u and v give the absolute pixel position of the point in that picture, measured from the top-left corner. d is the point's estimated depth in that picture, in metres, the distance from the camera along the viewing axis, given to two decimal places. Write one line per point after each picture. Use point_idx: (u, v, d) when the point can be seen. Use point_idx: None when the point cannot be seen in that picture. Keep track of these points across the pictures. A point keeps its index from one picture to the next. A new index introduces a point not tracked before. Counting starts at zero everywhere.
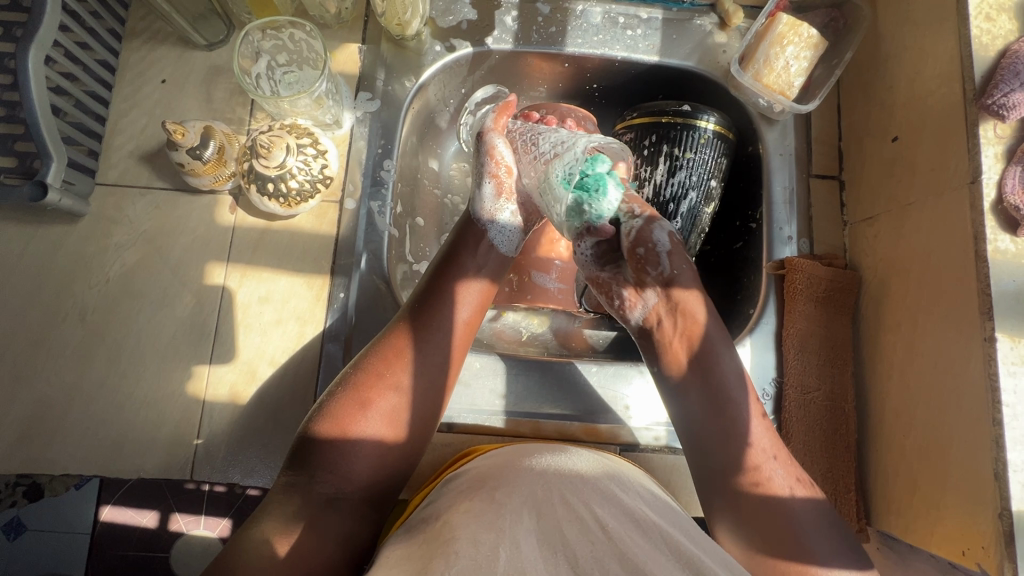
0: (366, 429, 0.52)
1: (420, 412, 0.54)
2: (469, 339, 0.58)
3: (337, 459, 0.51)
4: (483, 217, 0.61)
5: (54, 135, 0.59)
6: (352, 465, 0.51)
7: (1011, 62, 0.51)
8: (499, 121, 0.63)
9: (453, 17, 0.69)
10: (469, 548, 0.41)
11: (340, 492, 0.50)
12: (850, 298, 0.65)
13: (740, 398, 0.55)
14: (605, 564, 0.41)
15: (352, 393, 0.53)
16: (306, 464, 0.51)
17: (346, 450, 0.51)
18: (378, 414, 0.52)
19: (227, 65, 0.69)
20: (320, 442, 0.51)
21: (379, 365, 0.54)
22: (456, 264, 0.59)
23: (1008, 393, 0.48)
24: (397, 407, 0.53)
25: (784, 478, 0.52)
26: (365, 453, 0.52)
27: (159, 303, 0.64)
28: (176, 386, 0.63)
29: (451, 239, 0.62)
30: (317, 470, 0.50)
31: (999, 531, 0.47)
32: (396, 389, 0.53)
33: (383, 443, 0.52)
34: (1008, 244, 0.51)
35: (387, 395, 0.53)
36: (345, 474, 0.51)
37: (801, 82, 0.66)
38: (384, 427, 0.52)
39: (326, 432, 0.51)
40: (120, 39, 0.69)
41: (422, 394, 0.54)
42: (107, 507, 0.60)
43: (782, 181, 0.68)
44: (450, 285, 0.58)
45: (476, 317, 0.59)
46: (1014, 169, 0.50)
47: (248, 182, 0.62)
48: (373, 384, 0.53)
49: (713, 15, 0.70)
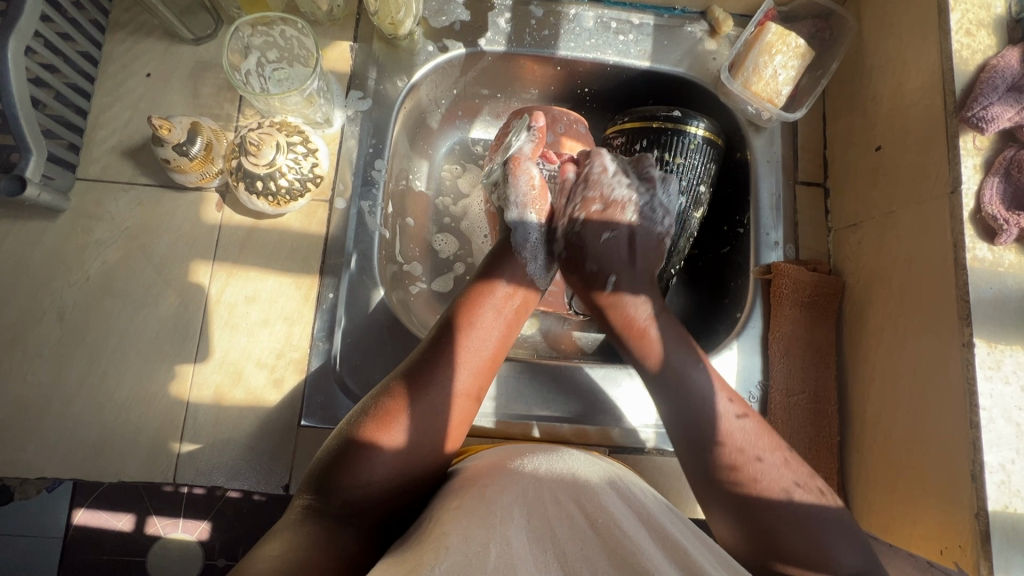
0: (392, 443, 0.48)
1: (444, 432, 0.51)
2: (500, 354, 0.56)
3: (357, 472, 0.46)
4: (523, 248, 0.59)
5: (34, 128, 0.57)
6: (373, 479, 0.47)
7: (990, 76, 0.53)
8: (536, 151, 0.61)
9: (446, 17, 0.69)
10: (459, 545, 0.41)
11: (357, 506, 0.46)
12: (834, 303, 0.66)
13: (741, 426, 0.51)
14: (593, 562, 0.41)
15: (374, 414, 0.49)
16: (326, 473, 0.47)
17: (365, 474, 0.47)
18: (406, 428, 0.49)
19: (214, 61, 0.68)
20: (341, 461, 0.47)
21: (408, 375, 0.51)
22: (492, 277, 0.58)
23: (984, 397, 0.50)
24: (420, 428, 0.49)
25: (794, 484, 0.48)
26: (388, 468, 0.47)
27: (142, 302, 0.63)
28: (158, 387, 0.61)
29: (490, 256, 0.60)
30: (335, 480, 0.46)
31: (975, 530, 0.49)
32: (428, 405, 0.50)
33: (406, 459, 0.48)
34: (985, 252, 0.52)
35: (416, 409, 0.50)
36: (366, 488, 0.46)
37: (788, 90, 0.67)
38: (411, 443, 0.49)
39: (351, 447, 0.47)
40: (103, 31, 0.68)
41: (447, 412, 0.51)
42: (81, 510, 0.59)
43: (769, 187, 0.69)
44: (480, 298, 0.56)
45: (506, 334, 0.57)
46: (992, 180, 0.52)
47: (236, 180, 0.61)
48: (399, 404, 0.49)
49: (703, 22, 0.71)
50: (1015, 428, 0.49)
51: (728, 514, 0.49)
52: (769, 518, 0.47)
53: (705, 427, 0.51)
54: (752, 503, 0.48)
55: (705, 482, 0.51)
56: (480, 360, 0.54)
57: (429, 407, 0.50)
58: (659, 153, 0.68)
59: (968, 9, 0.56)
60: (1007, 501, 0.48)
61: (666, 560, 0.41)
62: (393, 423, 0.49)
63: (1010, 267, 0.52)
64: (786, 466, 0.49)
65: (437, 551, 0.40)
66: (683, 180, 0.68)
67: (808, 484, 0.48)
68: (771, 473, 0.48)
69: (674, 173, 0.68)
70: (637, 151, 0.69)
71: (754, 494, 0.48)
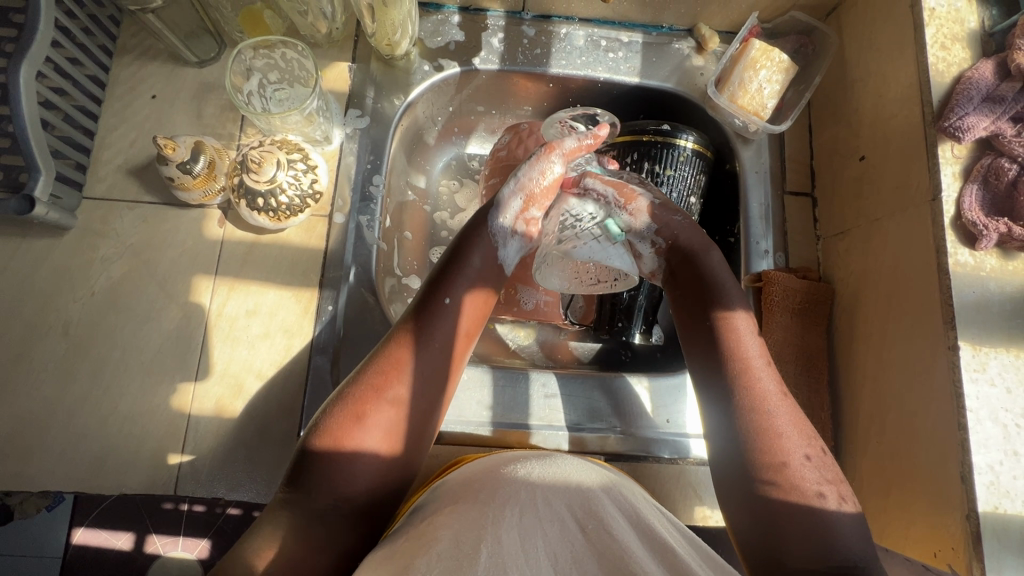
0: (378, 440, 0.49)
1: (419, 426, 0.51)
2: (469, 346, 0.56)
3: (344, 473, 0.47)
4: (496, 232, 0.59)
5: (43, 149, 0.59)
6: (357, 476, 0.47)
7: (965, 87, 0.54)
8: (574, 149, 0.62)
9: (441, 38, 0.72)
10: (450, 550, 0.42)
11: (343, 500, 0.47)
12: (824, 309, 0.67)
13: (779, 406, 0.50)
14: (582, 565, 0.42)
15: (348, 407, 0.49)
16: (307, 473, 0.47)
17: (347, 468, 0.47)
18: (380, 423, 0.49)
19: (218, 83, 0.70)
20: (321, 460, 0.47)
21: (385, 370, 0.50)
22: (458, 264, 0.56)
23: (971, 399, 0.51)
24: (396, 422, 0.49)
25: (820, 483, 0.47)
26: (375, 468, 0.48)
27: (146, 316, 0.64)
28: (161, 399, 0.62)
29: (455, 241, 0.59)
30: (318, 480, 0.47)
31: (966, 533, 0.49)
32: (404, 398, 0.50)
33: (388, 453, 0.49)
34: (967, 257, 0.54)
35: (393, 403, 0.50)
36: (349, 485, 0.47)
37: (773, 104, 0.69)
38: (392, 440, 0.49)
39: (329, 445, 0.47)
40: (110, 55, 0.70)
41: (418, 406, 0.51)
42: (80, 529, 0.59)
43: (758, 199, 0.71)
44: (455, 281, 0.56)
45: (478, 319, 0.57)
46: (971, 188, 0.54)
47: (237, 197, 0.62)
48: (372, 398, 0.49)
49: (690, 39, 0.74)
50: (1001, 429, 0.50)
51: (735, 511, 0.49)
52: (779, 513, 0.46)
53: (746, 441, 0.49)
54: (757, 490, 0.48)
55: (723, 468, 0.50)
56: (456, 354, 0.55)
57: (405, 403, 0.50)
58: (650, 166, 0.70)
59: (943, 24, 0.58)
60: (998, 502, 0.49)
61: (655, 562, 0.42)
62: (368, 419, 0.49)
63: (992, 271, 0.53)
64: (814, 466, 0.48)
65: (428, 556, 0.41)
66: (674, 191, 0.70)
67: (833, 488, 0.47)
68: (787, 464, 0.48)
69: (665, 184, 0.70)
70: (629, 163, 0.71)
71: (770, 495, 0.47)
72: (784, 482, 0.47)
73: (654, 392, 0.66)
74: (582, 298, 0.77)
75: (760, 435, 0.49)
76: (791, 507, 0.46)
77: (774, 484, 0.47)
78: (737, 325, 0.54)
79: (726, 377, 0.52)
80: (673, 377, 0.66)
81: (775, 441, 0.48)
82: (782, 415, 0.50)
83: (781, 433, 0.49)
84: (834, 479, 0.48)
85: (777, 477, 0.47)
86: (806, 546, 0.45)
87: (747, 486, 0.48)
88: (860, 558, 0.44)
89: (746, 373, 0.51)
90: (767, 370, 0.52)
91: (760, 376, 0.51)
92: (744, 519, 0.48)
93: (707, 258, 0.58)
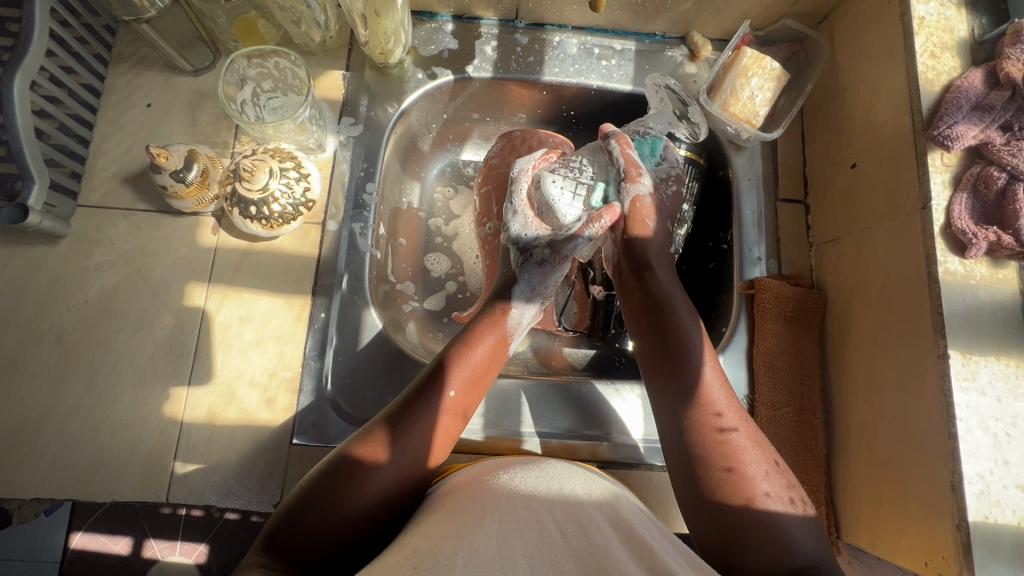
0: (383, 476, 0.47)
1: (436, 453, 0.51)
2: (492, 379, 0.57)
3: (349, 497, 0.46)
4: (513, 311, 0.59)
5: (37, 158, 0.60)
6: (369, 496, 0.46)
7: (954, 96, 0.55)
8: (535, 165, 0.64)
9: (435, 46, 0.72)
10: (426, 552, 0.41)
11: (351, 518, 0.45)
12: (817, 316, 0.67)
13: (726, 409, 0.51)
14: (558, 563, 0.41)
15: (376, 432, 0.49)
16: (319, 489, 0.46)
17: (362, 486, 0.46)
18: (404, 449, 0.49)
19: (212, 91, 0.71)
20: (338, 477, 0.47)
21: (412, 399, 0.52)
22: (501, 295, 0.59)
23: (961, 407, 0.51)
24: (420, 451, 0.50)
25: (767, 485, 0.47)
26: (379, 490, 0.47)
27: (140, 323, 0.65)
28: (153, 407, 0.63)
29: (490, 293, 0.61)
30: (330, 497, 0.46)
31: (957, 542, 0.49)
32: (428, 424, 0.51)
33: (408, 478, 0.48)
34: (957, 265, 0.54)
35: (416, 429, 0.50)
36: (361, 505, 0.46)
37: (765, 111, 0.70)
38: (411, 467, 0.49)
39: (348, 464, 0.47)
40: (106, 64, 0.70)
41: (440, 434, 0.51)
42: (79, 533, 0.62)
43: (750, 206, 0.71)
44: (456, 370, 0.54)
45: (482, 380, 0.56)
46: (961, 196, 0.54)
47: (230, 205, 0.63)
48: (397, 423, 0.50)
49: (683, 47, 0.74)
50: (991, 438, 0.50)
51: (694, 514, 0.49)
52: (729, 512, 0.47)
53: (693, 442, 0.50)
54: (709, 490, 0.48)
55: (676, 469, 0.51)
56: (478, 384, 0.55)
57: (427, 430, 0.50)
58: None
59: (933, 33, 0.58)
60: (988, 512, 0.49)
61: (634, 564, 0.41)
62: (394, 445, 0.48)
63: (981, 280, 0.53)
64: (765, 470, 0.48)
65: (404, 559, 0.40)
66: None
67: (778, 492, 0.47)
68: (735, 465, 0.48)
69: None
70: None
71: (719, 493, 0.47)
72: (730, 482, 0.47)
73: (646, 400, 0.66)
74: (576, 303, 0.77)
75: (704, 438, 0.50)
76: (737, 508, 0.47)
77: (724, 481, 0.48)
78: (685, 332, 0.56)
79: (673, 383, 0.53)
80: None
81: (719, 444, 0.49)
82: (738, 428, 0.50)
83: (725, 436, 0.50)
84: (790, 487, 0.48)
85: (722, 477, 0.48)
86: (758, 544, 0.45)
87: (706, 498, 0.48)
88: (817, 558, 0.45)
89: (693, 378, 0.53)
90: (714, 376, 0.53)
91: (708, 380, 0.53)
92: (697, 519, 0.48)
93: (656, 285, 0.58)
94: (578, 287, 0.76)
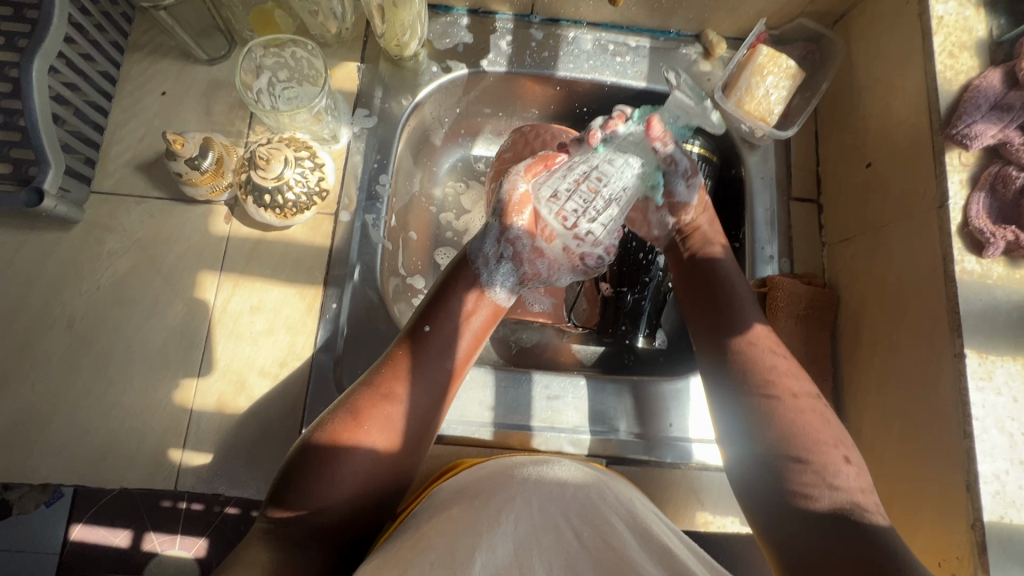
0: (366, 453, 0.48)
1: (415, 429, 0.50)
2: (476, 346, 0.55)
3: (327, 478, 0.46)
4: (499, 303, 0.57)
5: (53, 143, 0.60)
6: (343, 485, 0.47)
7: (973, 95, 0.54)
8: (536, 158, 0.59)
9: (450, 40, 0.72)
10: (445, 554, 0.42)
11: (326, 511, 0.46)
12: (829, 316, 0.67)
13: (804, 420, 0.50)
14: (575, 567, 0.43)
15: (349, 415, 0.48)
16: (296, 479, 0.47)
17: (332, 474, 0.46)
18: (379, 430, 0.48)
19: (227, 80, 0.71)
20: (312, 463, 0.47)
21: (385, 377, 0.50)
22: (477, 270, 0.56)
23: (977, 407, 0.50)
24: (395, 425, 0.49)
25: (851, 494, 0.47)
26: (365, 466, 0.48)
27: (151, 310, 0.65)
28: (163, 395, 0.62)
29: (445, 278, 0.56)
30: (303, 489, 0.46)
31: (973, 542, 0.49)
32: (402, 401, 0.50)
33: (381, 462, 0.48)
34: (974, 264, 0.53)
35: (391, 412, 0.49)
36: (331, 498, 0.46)
37: (780, 109, 0.70)
38: (385, 453, 0.48)
39: (323, 449, 0.47)
40: (122, 52, 0.70)
41: (414, 414, 0.50)
42: (78, 525, 0.59)
43: (763, 205, 0.71)
44: (444, 320, 0.53)
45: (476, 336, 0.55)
46: (978, 195, 0.54)
47: (244, 193, 0.63)
48: (372, 405, 0.49)
49: (698, 45, 0.74)
50: (1008, 438, 0.50)
51: (775, 524, 0.48)
52: (816, 523, 0.46)
53: (775, 448, 0.49)
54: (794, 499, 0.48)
55: (750, 478, 0.50)
56: (462, 354, 0.54)
57: (408, 411, 0.50)
58: None
59: (951, 32, 0.58)
60: (1003, 512, 0.48)
61: (651, 561, 0.42)
62: (368, 430, 0.48)
63: (998, 279, 0.53)
64: (848, 477, 0.48)
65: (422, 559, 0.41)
66: None
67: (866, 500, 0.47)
68: (820, 474, 0.47)
69: None
70: None
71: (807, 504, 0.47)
72: (817, 492, 0.47)
73: (658, 396, 0.65)
74: (585, 300, 0.78)
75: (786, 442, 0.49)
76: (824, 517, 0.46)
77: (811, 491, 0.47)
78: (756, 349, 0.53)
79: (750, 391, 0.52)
80: (677, 382, 0.66)
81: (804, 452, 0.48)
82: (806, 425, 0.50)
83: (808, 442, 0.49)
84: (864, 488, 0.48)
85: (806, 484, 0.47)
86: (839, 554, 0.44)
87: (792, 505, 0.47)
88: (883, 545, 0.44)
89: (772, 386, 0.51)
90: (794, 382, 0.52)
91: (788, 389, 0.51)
92: (776, 526, 0.48)
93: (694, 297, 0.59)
94: (587, 283, 0.78)
